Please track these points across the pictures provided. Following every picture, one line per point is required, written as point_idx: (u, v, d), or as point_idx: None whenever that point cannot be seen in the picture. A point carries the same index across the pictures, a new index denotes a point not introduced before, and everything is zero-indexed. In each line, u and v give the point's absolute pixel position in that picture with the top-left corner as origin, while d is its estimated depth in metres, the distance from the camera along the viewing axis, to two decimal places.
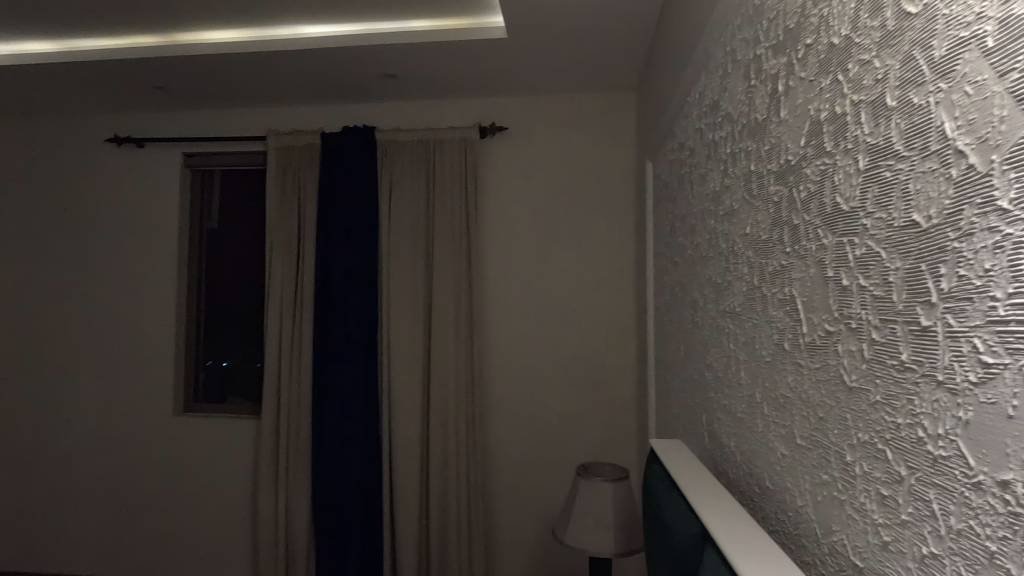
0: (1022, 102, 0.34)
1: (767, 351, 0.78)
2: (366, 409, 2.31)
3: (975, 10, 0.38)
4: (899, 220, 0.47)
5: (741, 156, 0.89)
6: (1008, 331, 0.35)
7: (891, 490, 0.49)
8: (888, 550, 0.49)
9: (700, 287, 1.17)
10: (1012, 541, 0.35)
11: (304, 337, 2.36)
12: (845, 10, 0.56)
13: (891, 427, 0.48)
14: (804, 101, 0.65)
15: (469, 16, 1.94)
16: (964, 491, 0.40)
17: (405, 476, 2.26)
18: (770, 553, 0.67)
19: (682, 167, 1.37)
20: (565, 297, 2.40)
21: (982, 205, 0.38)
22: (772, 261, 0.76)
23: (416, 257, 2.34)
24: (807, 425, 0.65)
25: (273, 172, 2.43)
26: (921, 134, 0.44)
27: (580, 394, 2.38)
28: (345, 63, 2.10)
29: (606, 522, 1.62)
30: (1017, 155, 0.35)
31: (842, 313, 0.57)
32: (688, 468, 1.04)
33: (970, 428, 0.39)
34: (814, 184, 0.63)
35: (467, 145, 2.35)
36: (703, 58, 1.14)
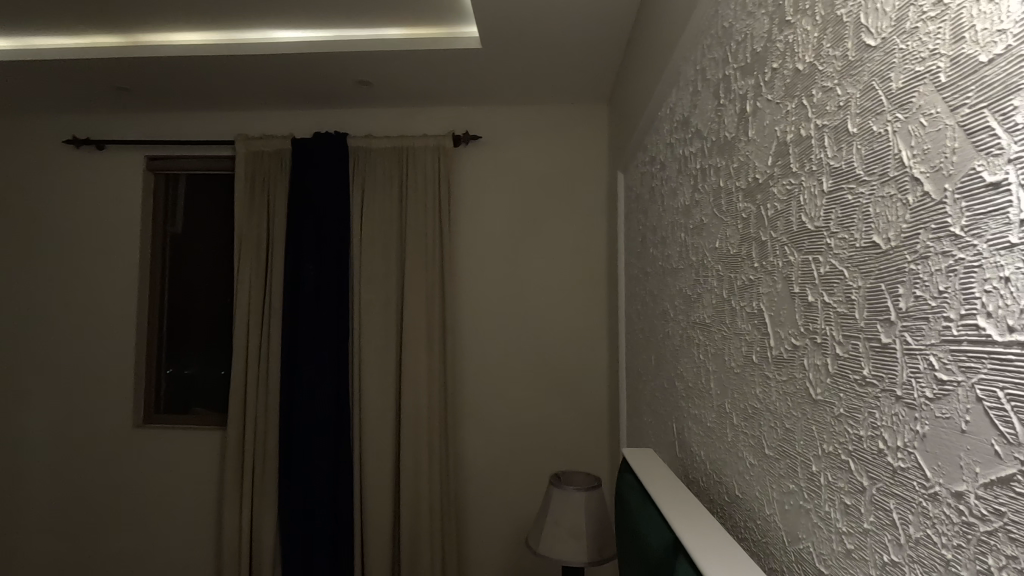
0: (973, 135, 0.36)
1: (735, 362, 0.81)
2: (337, 419, 2.27)
3: (929, 46, 0.41)
4: (860, 240, 0.49)
5: (710, 172, 0.92)
6: (961, 350, 0.37)
7: (854, 499, 0.51)
8: (851, 557, 0.51)
9: (671, 298, 1.19)
10: (966, 549, 0.37)
11: (273, 346, 2.31)
12: (809, 37, 0.58)
13: (854, 438, 0.50)
14: (771, 122, 0.68)
15: (444, 25, 1.94)
16: (922, 501, 0.42)
17: (376, 487, 2.23)
18: (739, 561, 0.69)
19: (653, 180, 1.40)
20: (537, 307, 2.41)
21: (936, 230, 0.40)
22: (741, 275, 0.78)
23: (389, 266, 2.32)
24: (774, 436, 0.67)
25: (241, 176, 2.38)
26: (880, 160, 0.46)
27: (552, 402, 2.39)
28: (317, 68, 2.07)
29: (578, 530, 1.63)
30: (968, 185, 0.37)
31: (808, 328, 0.59)
32: (659, 477, 1.06)
33: (927, 441, 0.41)
34: (781, 203, 0.65)
35: (442, 153, 2.35)
36: (674, 76, 1.17)
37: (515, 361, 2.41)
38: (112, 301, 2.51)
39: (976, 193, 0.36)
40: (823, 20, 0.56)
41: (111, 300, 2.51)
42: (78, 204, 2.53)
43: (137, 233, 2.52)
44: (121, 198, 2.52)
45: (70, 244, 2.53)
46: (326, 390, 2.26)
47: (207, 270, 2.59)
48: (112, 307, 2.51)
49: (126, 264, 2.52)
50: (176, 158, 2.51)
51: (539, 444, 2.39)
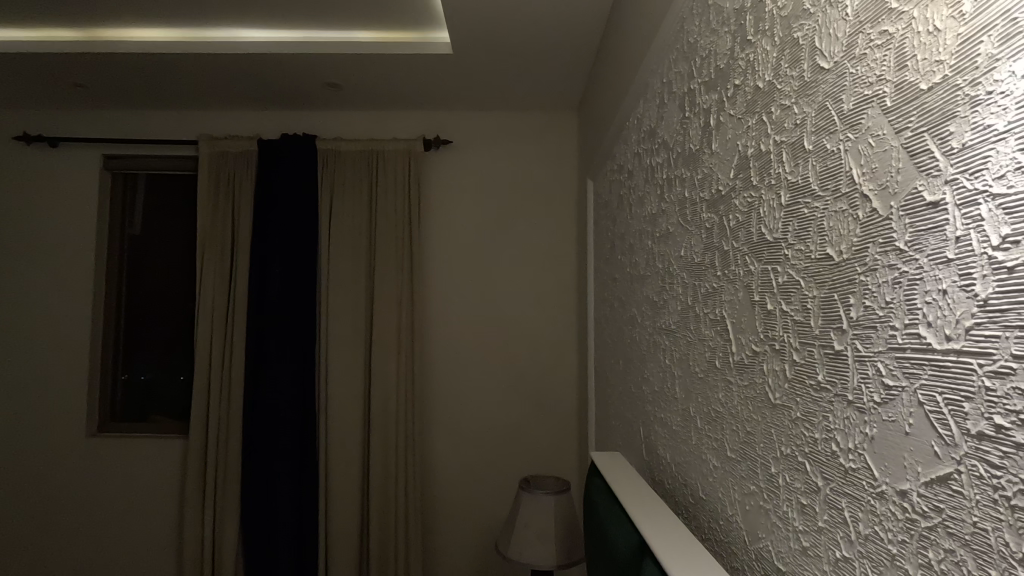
0: (915, 157, 0.39)
1: (699, 367, 0.83)
2: (303, 426, 2.22)
3: (877, 72, 0.43)
4: (815, 252, 0.52)
5: (676, 182, 0.94)
6: (905, 357, 0.40)
7: (810, 499, 0.53)
8: (806, 554, 0.54)
9: (639, 304, 1.22)
10: (909, 544, 0.40)
11: (236, 352, 2.26)
12: (769, 57, 0.61)
13: (810, 441, 0.53)
14: (733, 136, 0.71)
15: (415, 29, 1.94)
16: (870, 500, 0.44)
17: (343, 494, 2.20)
18: (702, 560, 0.72)
19: (621, 189, 1.43)
20: (508, 312, 2.43)
21: (883, 244, 0.42)
22: (705, 283, 0.81)
23: (358, 268, 2.29)
24: (735, 438, 0.70)
25: (205, 177, 2.32)
26: (833, 177, 0.49)
27: (522, 408, 2.40)
28: (285, 70, 2.04)
29: (547, 534, 1.64)
30: (911, 204, 0.39)
31: (768, 335, 0.61)
32: (626, 480, 1.08)
33: (875, 443, 0.43)
34: (742, 215, 0.68)
35: (412, 157, 2.35)
36: (641, 88, 1.20)
37: (485, 366, 2.41)
38: (65, 304, 2.41)
39: (919, 211, 0.39)
40: (782, 41, 0.59)
41: (64, 304, 2.41)
42: (28, 203, 2.43)
43: (93, 234, 2.43)
44: (76, 197, 2.43)
45: (19, 245, 2.42)
46: (293, 396, 2.22)
47: (167, 273, 2.50)
48: (65, 312, 2.41)
49: (81, 267, 2.42)
50: (135, 157, 2.43)
51: (507, 450, 2.39)
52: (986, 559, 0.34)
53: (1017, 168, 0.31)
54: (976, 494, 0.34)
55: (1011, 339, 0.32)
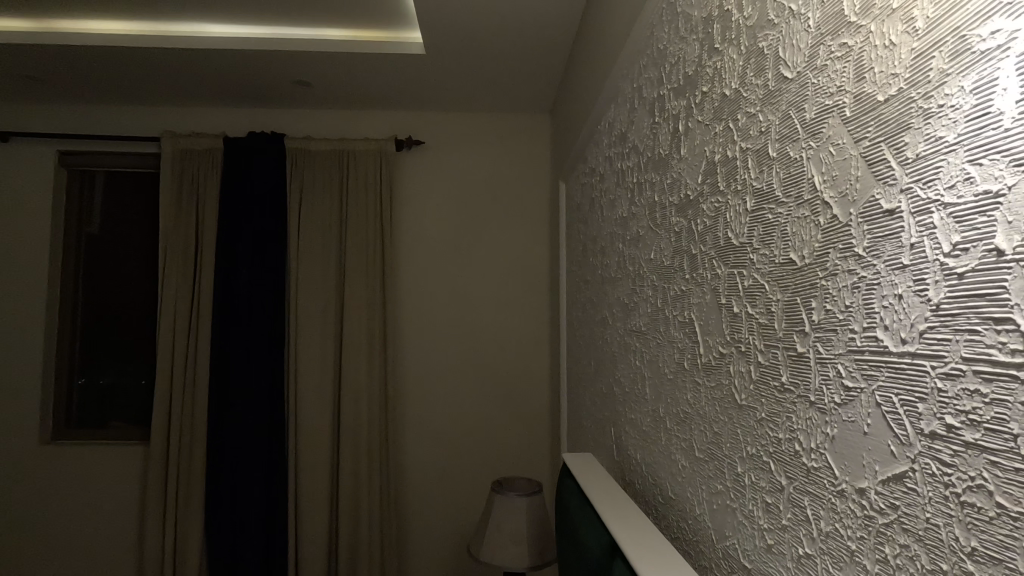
0: (873, 166, 0.40)
1: (669, 369, 0.84)
2: (271, 430, 2.17)
3: (837, 83, 0.45)
4: (779, 256, 0.53)
5: (646, 187, 0.96)
6: (864, 359, 0.41)
7: (774, 498, 0.54)
8: (771, 551, 0.55)
9: (610, 306, 1.23)
10: (867, 541, 0.41)
11: (201, 355, 2.20)
12: (735, 65, 0.63)
13: (774, 441, 0.54)
14: (700, 142, 0.72)
15: (387, 29, 1.92)
16: (831, 498, 0.45)
17: (312, 499, 2.16)
18: (672, 559, 0.73)
19: (593, 191, 1.44)
20: (481, 314, 2.42)
21: (843, 250, 0.44)
22: (674, 286, 0.82)
23: (328, 268, 2.25)
24: (703, 439, 0.71)
25: (168, 174, 2.25)
26: (796, 183, 0.50)
27: (495, 409, 2.40)
28: (252, 66, 2.00)
29: (520, 536, 1.64)
30: (869, 211, 0.41)
31: (734, 337, 0.62)
32: (597, 481, 1.09)
33: (835, 442, 0.45)
34: (710, 219, 0.69)
35: (384, 157, 2.32)
36: (613, 92, 1.21)
37: (458, 368, 2.40)
38: (16, 306, 2.30)
39: (877, 218, 0.40)
40: (747, 51, 0.60)
41: (14, 307, 2.30)
42: None
43: (47, 233, 2.33)
44: (29, 195, 2.32)
45: None
46: (260, 400, 2.17)
47: (127, 274, 2.41)
48: (16, 314, 2.30)
49: (34, 266, 2.31)
50: (94, 153, 2.34)
51: (480, 452, 2.39)
52: (938, 553, 0.35)
53: (965, 178, 0.33)
54: (929, 491, 0.35)
55: (960, 341, 0.33)
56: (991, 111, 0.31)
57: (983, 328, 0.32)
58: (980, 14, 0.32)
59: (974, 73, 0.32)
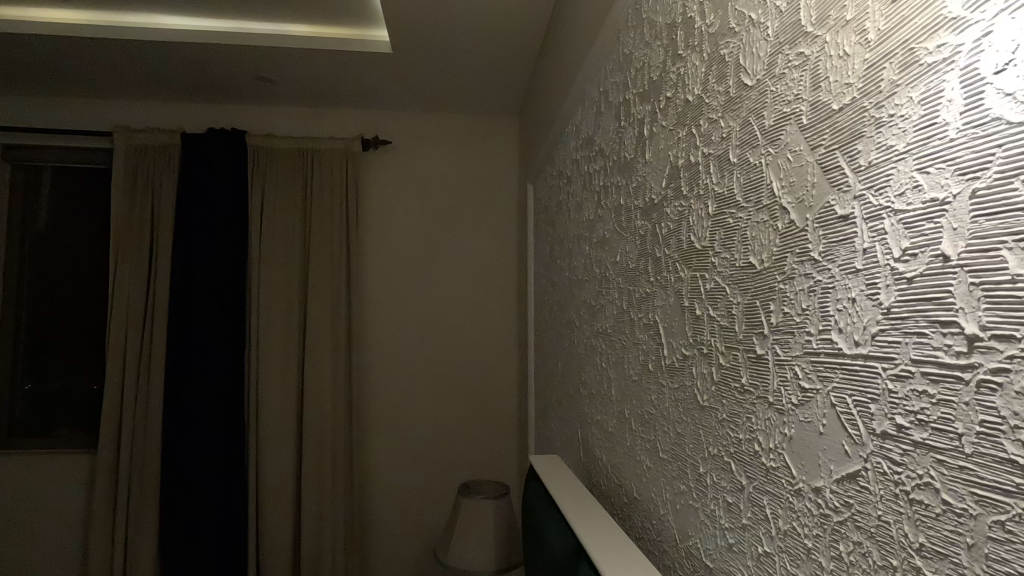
0: (828, 173, 0.42)
1: (634, 370, 0.85)
2: (230, 436, 2.11)
3: (794, 92, 0.46)
4: (739, 260, 0.54)
5: (612, 190, 0.97)
6: (819, 361, 0.42)
7: (734, 497, 0.55)
8: (732, 550, 0.56)
9: (577, 308, 1.23)
10: (822, 538, 0.42)
11: (155, 359, 2.11)
12: (698, 71, 0.64)
13: (734, 441, 0.55)
14: (665, 147, 0.73)
15: (352, 26, 1.89)
16: (789, 497, 0.46)
17: (274, 507, 2.10)
18: (635, 559, 0.74)
19: (560, 193, 1.45)
20: (449, 316, 2.40)
21: (800, 254, 0.45)
22: (639, 288, 0.83)
23: (291, 268, 2.20)
24: (667, 439, 0.72)
25: (121, 170, 2.16)
26: (756, 190, 0.51)
27: (462, 412, 2.39)
28: (212, 61, 1.94)
29: (487, 539, 1.64)
30: (824, 217, 0.42)
31: (696, 339, 0.63)
32: (563, 483, 1.09)
33: (792, 442, 0.46)
34: (673, 223, 0.70)
35: (349, 156, 2.28)
36: (580, 95, 1.21)
37: (425, 371, 2.38)
38: None
39: (832, 224, 0.41)
40: (710, 57, 0.61)
41: None
42: None
43: None
44: None
45: None
46: (220, 405, 2.10)
47: (75, 273, 2.29)
48: None
49: None
50: (40, 147, 2.22)
51: (448, 455, 2.37)
52: (888, 550, 0.36)
53: (914, 186, 0.34)
54: (880, 489, 0.36)
55: (909, 344, 0.34)
56: (937, 122, 0.32)
57: (930, 331, 0.33)
58: (927, 28, 0.33)
59: (922, 85, 0.33)
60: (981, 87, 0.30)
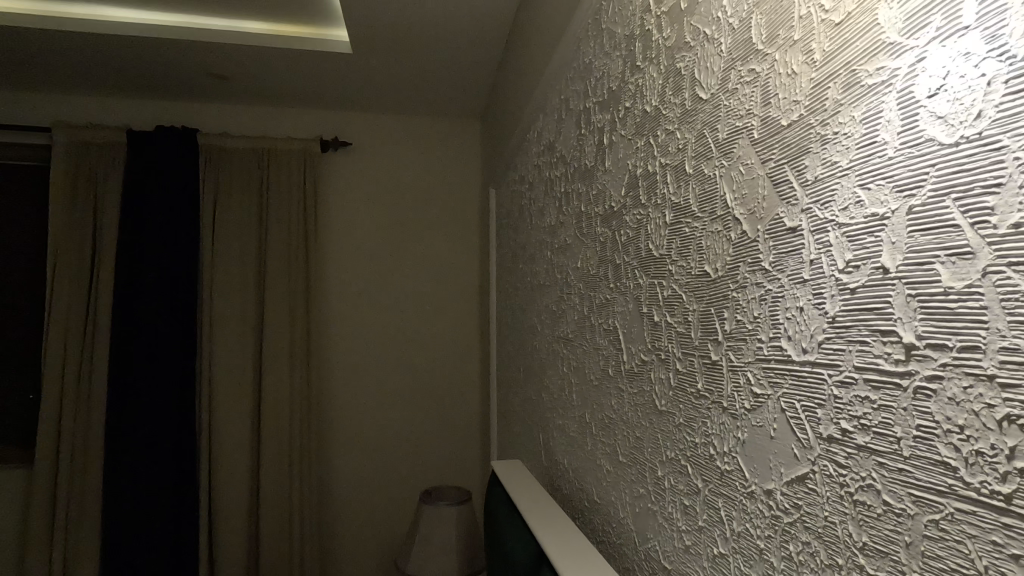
0: (778, 186, 0.43)
1: (594, 375, 0.86)
2: (180, 446, 2.02)
3: (746, 107, 0.47)
4: (695, 268, 0.56)
5: (573, 196, 0.98)
6: (770, 367, 0.44)
7: (691, 500, 0.57)
8: (688, 552, 0.57)
9: (539, 313, 1.24)
10: (774, 539, 0.44)
11: (97, 367, 2.00)
12: (655, 83, 0.65)
13: (691, 445, 0.57)
14: (624, 156, 0.74)
15: (311, 25, 1.85)
16: (742, 499, 0.48)
17: (227, 519, 2.02)
18: (595, 563, 0.74)
19: (523, 199, 1.46)
20: (411, 321, 2.38)
21: (751, 264, 0.46)
22: (599, 294, 0.84)
23: (246, 271, 2.13)
24: (627, 443, 0.73)
25: (60, 168, 2.04)
26: (710, 201, 0.53)
27: (425, 418, 2.36)
28: (162, 57, 1.87)
29: (448, 546, 1.62)
30: (774, 228, 0.43)
31: (654, 345, 0.65)
32: (525, 487, 1.10)
33: (746, 446, 0.47)
34: (632, 230, 0.71)
35: (307, 157, 2.23)
36: (541, 102, 1.22)
37: (387, 376, 2.34)
38: None
39: (781, 236, 0.42)
40: (666, 70, 0.62)
41: None
42: None
43: None
44: None
45: None
46: (169, 414, 2.01)
47: (8, 276, 2.14)
48: None
49: None
50: None
51: (410, 462, 2.34)
52: (834, 549, 0.37)
53: (856, 201, 0.35)
54: (827, 491, 0.38)
55: (852, 352, 0.36)
56: (878, 141, 0.34)
57: (872, 340, 0.34)
58: (867, 51, 0.35)
59: (863, 105, 0.35)
60: (915, 110, 0.31)
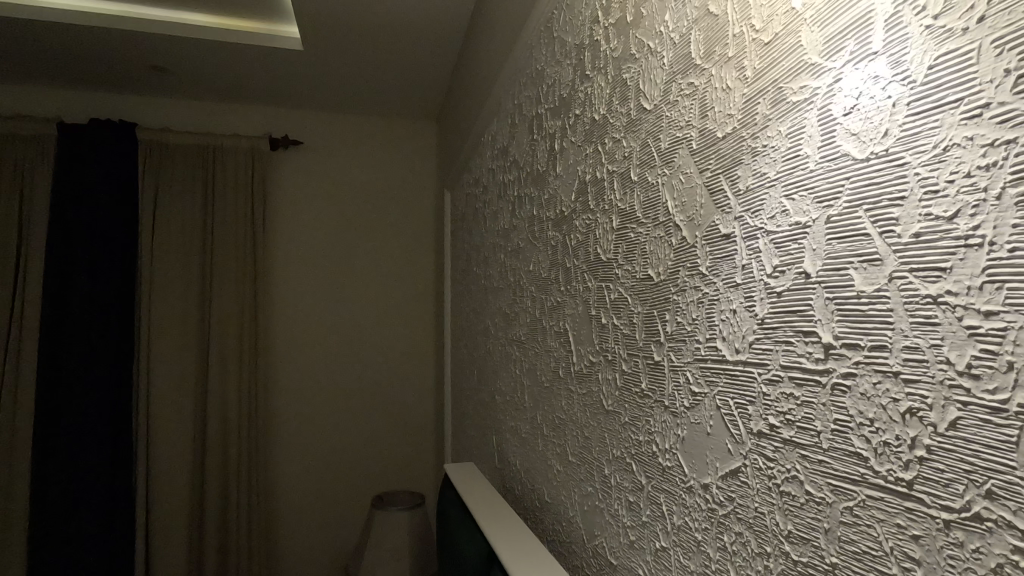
0: (714, 195, 0.45)
1: (546, 377, 0.87)
2: (117, 458, 1.92)
3: (685, 119, 0.50)
4: (639, 272, 0.58)
5: (525, 201, 0.99)
6: (707, 366, 0.46)
7: (635, 496, 0.58)
8: (633, 547, 0.59)
9: (493, 315, 1.24)
10: (710, 530, 0.46)
11: (23, 374, 1.87)
12: (603, 93, 0.67)
13: (635, 444, 0.58)
14: (574, 162, 0.76)
15: (260, 20, 1.80)
16: (682, 494, 0.50)
17: (166, 532, 1.93)
18: (544, 562, 0.75)
19: (477, 201, 1.46)
20: (364, 324, 2.34)
21: (690, 269, 0.48)
22: (551, 297, 0.85)
23: (189, 272, 2.05)
24: (576, 443, 0.75)
25: None
26: (653, 208, 0.55)
27: (378, 423, 2.33)
28: (98, 46, 1.77)
29: (401, 551, 1.60)
30: (710, 235, 0.45)
31: (602, 346, 0.66)
32: (478, 489, 1.10)
33: (685, 443, 0.49)
34: (582, 235, 0.73)
35: (256, 155, 2.16)
36: (495, 106, 1.23)
37: (339, 380, 2.30)
38: None
39: (717, 241, 0.45)
40: (613, 81, 0.65)
41: None
42: None
43: None
44: None
45: None
46: (104, 424, 1.90)
47: None
48: None
49: None
50: None
51: (363, 466, 2.30)
52: (763, 537, 0.40)
53: (782, 211, 0.38)
54: (757, 483, 0.40)
55: (778, 352, 0.38)
56: (801, 155, 0.36)
57: (795, 340, 0.37)
58: (792, 71, 0.37)
59: (788, 121, 0.38)
60: (833, 127, 0.34)
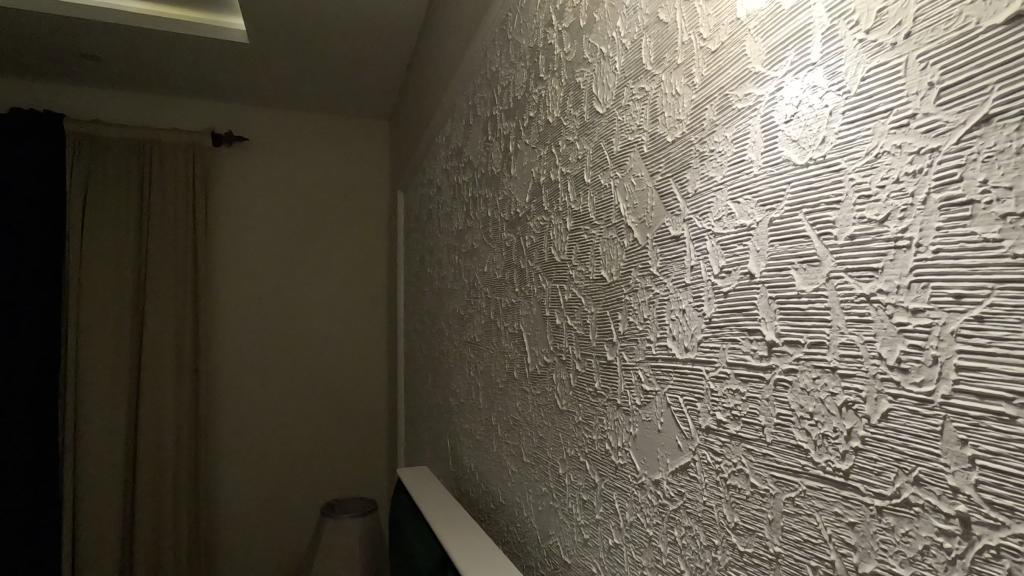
0: (664, 197, 0.46)
1: (500, 378, 0.87)
2: (41, 471, 1.79)
3: (636, 123, 0.51)
4: (593, 273, 0.58)
5: (479, 202, 0.99)
6: (658, 365, 0.47)
7: (589, 495, 0.59)
8: (587, 545, 0.59)
9: (447, 317, 1.23)
10: (661, 526, 0.47)
11: None
12: (557, 95, 0.68)
13: (589, 442, 0.59)
14: (528, 164, 0.76)
15: (202, 9, 1.73)
16: (634, 490, 0.51)
17: (95, 549, 1.82)
18: (498, 564, 0.75)
19: (431, 202, 1.45)
20: (313, 326, 2.28)
21: (642, 270, 0.49)
22: (505, 298, 0.85)
23: (122, 272, 1.93)
24: (531, 443, 0.75)
25: None
26: (606, 210, 0.56)
27: (326, 428, 2.26)
28: (19, 31, 1.65)
29: (354, 559, 1.56)
30: (661, 237, 0.47)
31: (556, 346, 0.67)
32: (432, 493, 1.09)
33: (636, 440, 0.50)
34: (536, 236, 0.74)
35: (197, 151, 2.07)
36: (450, 106, 1.23)
37: (285, 385, 2.22)
38: None
39: (667, 243, 0.46)
40: (567, 84, 0.65)
41: None
42: None
43: None
44: None
45: None
46: (26, 435, 1.77)
47: None
48: None
49: None
50: None
51: (311, 473, 2.23)
52: (711, 530, 0.41)
53: (728, 214, 0.39)
54: (705, 477, 0.41)
55: (725, 349, 0.39)
56: (746, 160, 0.38)
57: (741, 338, 0.38)
58: (737, 78, 0.39)
59: (733, 126, 0.39)
60: (775, 133, 0.35)
